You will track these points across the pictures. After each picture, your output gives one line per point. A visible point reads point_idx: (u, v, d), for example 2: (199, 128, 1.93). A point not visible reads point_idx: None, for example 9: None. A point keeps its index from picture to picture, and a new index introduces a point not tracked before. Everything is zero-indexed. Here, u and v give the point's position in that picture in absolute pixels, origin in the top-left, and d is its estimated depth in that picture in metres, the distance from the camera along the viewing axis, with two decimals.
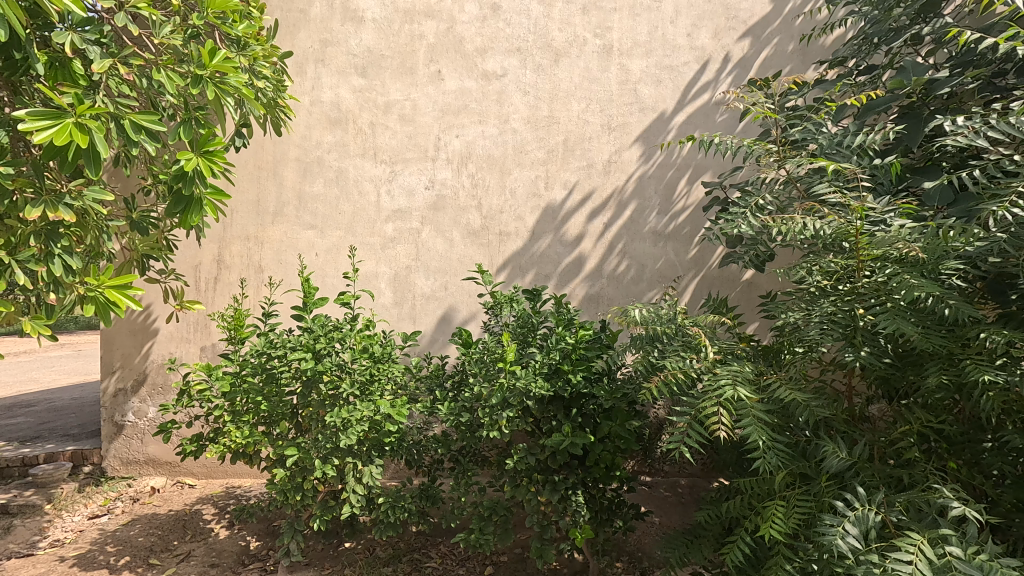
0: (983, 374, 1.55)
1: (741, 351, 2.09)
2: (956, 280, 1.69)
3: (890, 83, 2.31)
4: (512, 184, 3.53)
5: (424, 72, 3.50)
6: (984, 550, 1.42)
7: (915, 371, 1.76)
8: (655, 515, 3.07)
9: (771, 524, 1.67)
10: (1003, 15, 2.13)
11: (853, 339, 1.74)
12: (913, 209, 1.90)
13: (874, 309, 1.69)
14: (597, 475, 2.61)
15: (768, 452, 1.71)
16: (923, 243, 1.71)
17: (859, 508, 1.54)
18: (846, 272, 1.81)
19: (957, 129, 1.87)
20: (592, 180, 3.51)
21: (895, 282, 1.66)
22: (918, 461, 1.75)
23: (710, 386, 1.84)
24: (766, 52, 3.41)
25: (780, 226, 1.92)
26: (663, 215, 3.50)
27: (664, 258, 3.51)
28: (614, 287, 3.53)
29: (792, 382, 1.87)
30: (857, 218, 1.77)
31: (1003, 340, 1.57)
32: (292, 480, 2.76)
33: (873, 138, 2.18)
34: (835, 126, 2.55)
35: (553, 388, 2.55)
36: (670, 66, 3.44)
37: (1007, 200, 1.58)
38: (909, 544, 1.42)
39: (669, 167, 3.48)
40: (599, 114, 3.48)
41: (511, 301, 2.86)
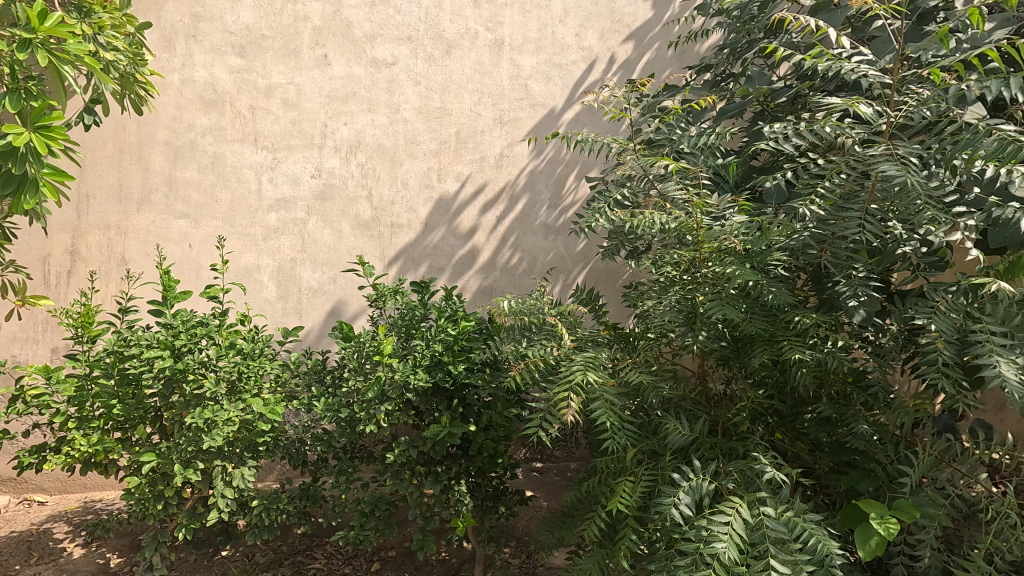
0: (795, 354, 1.76)
1: (601, 339, 2.20)
2: (780, 271, 1.90)
3: (738, 90, 2.51)
4: (403, 175, 3.47)
5: (309, 55, 3.32)
6: (792, 507, 1.63)
7: (746, 351, 1.97)
8: (541, 499, 3.17)
9: (620, 499, 1.80)
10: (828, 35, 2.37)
11: (693, 323, 1.92)
12: (747, 206, 2.08)
13: (710, 297, 1.87)
14: (480, 463, 2.64)
15: (618, 433, 1.86)
16: (749, 237, 1.91)
17: (694, 479, 1.70)
18: (690, 262, 1.98)
19: (772, 131, 2.02)
20: (483, 173, 3.53)
21: (727, 273, 1.84)
22: (752, 433, 1.95)
23: (567, 372, 1.94)
24: (647, 56, 3.55)
25: (634, 220, 2.05)
26: (553, 209, 3.59)
27: (554, 251, 3.60)
28: (506, 279, 3.59)
29: (643, 365, 2.03)
30: (697, 213, 1.94)
31: (812, 322, 1.80)
32: (153, 487, 2.57)
33: (719, 140, 2.38)
34: (696, 127, 2.72)
35: (433, 379, 2.52)
36: (559, 64, 3.50)
37: (812, 199, 1.80)
38: (729, 506, 1.59)
39: (557, 162, 3.56)
40: (491, 108, 3.48)
41: (394, 294, 2.81)
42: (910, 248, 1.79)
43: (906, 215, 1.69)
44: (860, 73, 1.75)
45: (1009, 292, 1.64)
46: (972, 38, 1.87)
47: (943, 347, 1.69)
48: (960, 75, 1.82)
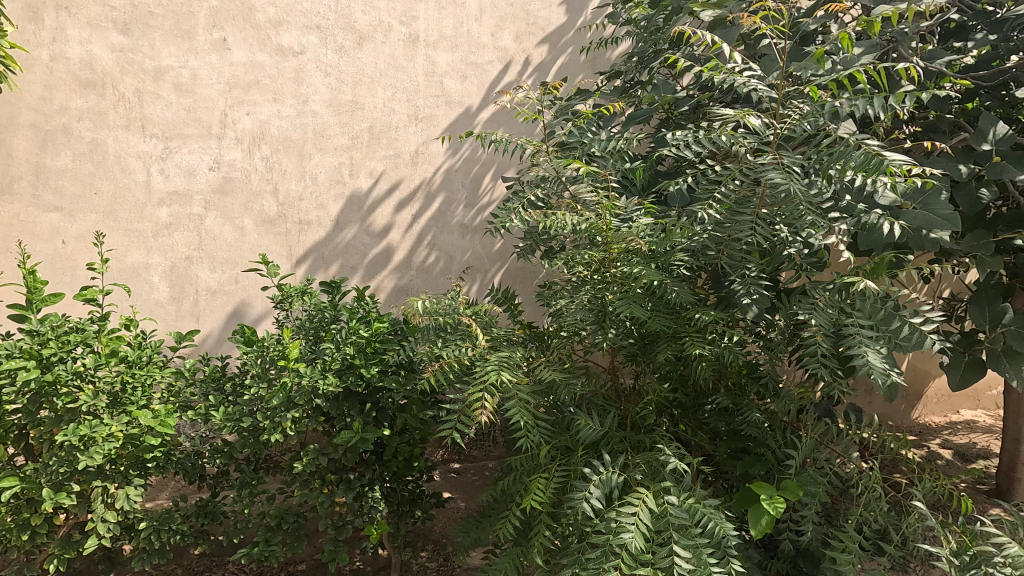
0: (695, 349, 1.87)
1: (516, 338, 2.22)
2: (682, 270, 2.01)
3: (644, 97, 2.60)
4: (312, 170, 3.30)
5: (205, 38, 3.06)
6: (694, 495, 1.72)
7: (651, 347, 2.07)
8: (458, 499, 3.13)
9: (534, 496, 1.84)
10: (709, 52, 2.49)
11: (603, 322, 1.99)
12: (651, 208, 2.18)
13: (618, 296, 1.95)
14: (395, 468, 2.57)
15: (531, 431, 1.89)
16: (654, 239, 2.00)
17: (604, 472, 1.76)
18: (600, 262, 2.05)
19: (674, 138, 2.13)
20: (398, 170, 3.43)
21: (634, 273, 1.92)
22: (657, 425, 2.05)
23: (481, 373, 1.94)
24: (561, 61, 3.62)
25: (546, 221, 2.09)
26: (470, 209, 3.57)
27: (471, 250, 3.59)
28: (422, 278, 3.53)
29: (555, 363, 2.07)
30: (606, 214, 2.01)
31: (711, 319, 1.92)
32: (17, 516, 2.27)
33: (627, 144, 2.46)
34: (606, 131, 2.80)
35: (344, 384, 2.41)
36: (474, 62, 3.48)
37: (710, 203, 1.92)
38: (636, 497, 1.66)
39: (474, 162, 3.54)
40: (405, 103, 3.40)
41: (302, 295, 2.68)
42: (794, 250, 1.96)
43: (791, 220, 1.84)
44: (750, 87, 1.88)
45: (874, 289, 1.84)
46: (844, 59, 2.04)
47: (821, 339, 1.86)
48: (835, 94, 1.96)
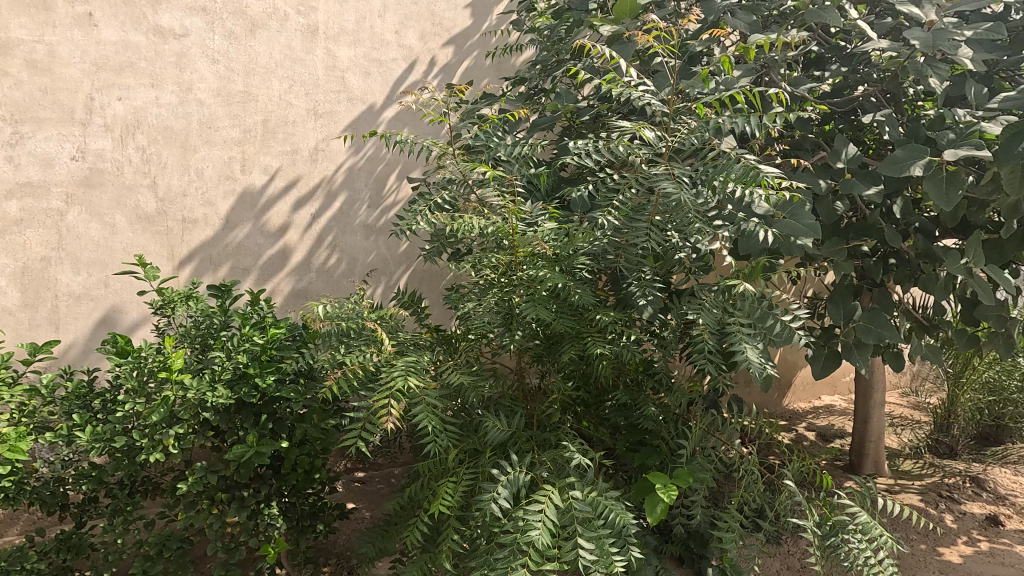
0: (597, 349, 1.95)
1: (423, 342, 2.19)
2: (584, 273, 2.09)
3: (547, 105, 2.67)
4: (197, 164, 3.04)
5: (66, 11, 2.71)
6: (596, 488, 1.80)
7: (556, 348, 2.13)
8: (362, 509, 3.01)
9: (442, 501, 1.83)
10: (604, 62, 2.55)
11: (510, 323, 2.03)
12: (556, 213, 2.24)
13: (525, 299, 2.00)
14: (294, 482, 2.41)
15: (439, 435, 1.88)
16: (558, 242, 2.07)
17: (511, 472, 1.79)
18: (507, 265, 2.09)
19: (575, 146, 2.22)
20: (295, 167, 3.26)
21: (539, 276, 1.98)
22: (562, 422, 2.12)
23: (387, 378, 1.91)
24: (466, 63, 3.63)
25: (453, 224, 2.10)
26: (374, 209, 3.47)
27: (375, 251, 3.48)
28: (323, 281, 3.37)
29: (463, 366, 2.07)
30: (512, 218, 2.06)
31: (611, 319, 2.02)
32: None
33: (532, 150, 2.51)
34: (512, 136, 2.83)
35: (236, 396, 2.24)
36: (377, 59, 3.39)
37: (608, 210, 2.02)
38: (543, 494, 1.70)
39: (378, 161, 3.45)
40: (303, 97, 3.23)
41: (186, 299, 2.47)
42: (684, 254, 2.12)
43: (681, 226, 1.99)
44: (645, 101, 2.00)
45: (752, 291, 2.03)
46: (725, 81, 2.23)
47: (707, 336, 2.02)
48: (718, 111, 2.14)
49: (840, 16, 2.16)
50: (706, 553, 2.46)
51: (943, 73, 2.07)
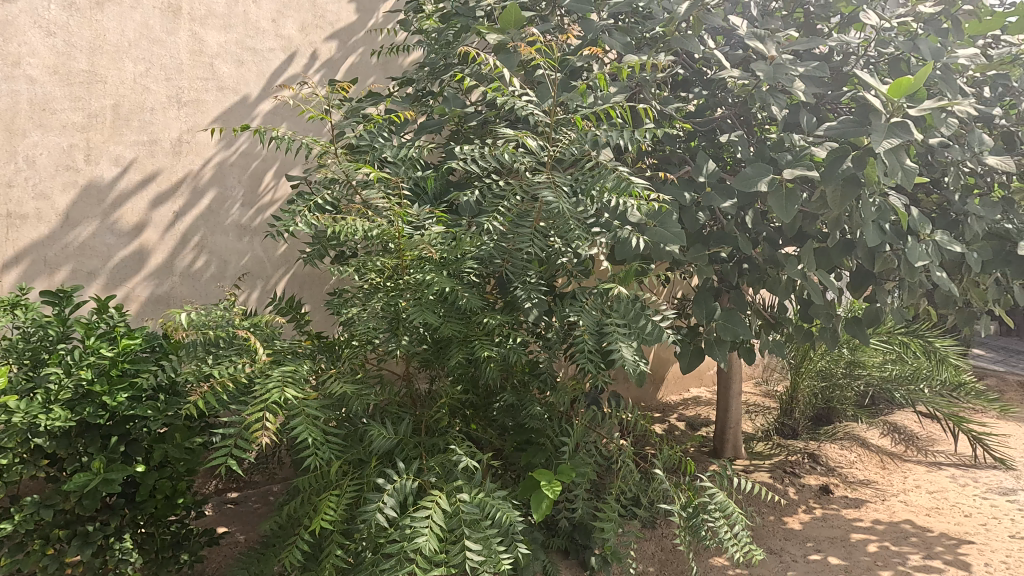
0: (483, 351, 1.98)
1: (302, 350, 2.08)
2: (471, 277, 2.11)
3: (435, 108, 2.64)
4: (27, 151, 2.64)
5: None
6: (484, 489, 1.82)
7: (444, 352, 2.13)
8: (236, 533, 2.76)
9: (323, 516, 1.75)
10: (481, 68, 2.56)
11: (396, 329, 1.99)
12: (442, 217, 2.24)
13: (411, 303, 1.98)
14: (152, 510, 2.13)
15: (320, 448, 1.79)
16: (444, 247, 2.08)
17: (398, 480, 1.76)
18: (393, 269, 2.07)
19: (461, 152, 2.24)
20: (153, 159, 2.93)
21: (426, 280, 1.98)
22: (450, 427, 2.12)
23: (261, 391, 1.79)
24: (352, 59, 3.49)
25: (334, 227, 2.03)
26: (248, 208, 3.20)
27: (250, 254, 3.21)
28: (188, 286, 3.06)
29: (346, 374, 2.00)
30: (397, 221, 2.04)
31: (497, 322, 2.05)
32: None
33: (420, 153, 2.48)
34: (398, 139, 2.78)
35: (79, 417, 1.97)
36: (252, 47, 3.16)
37: (493, 215, 2.06)
38: (429, 500, 1.69)
39: (252, 156, 3.20)
40: (164, 82, 2.92)
41: (12, 309, 2.13)
42: (566, 259, 2.22)
43: (562, 233, 2.08)
44: (528, 111, 2.08)
45: (626, 294, 2.18)
46: (602, 96, 2.37)
47: (587, 337, 2.13)
48: (595, 125, 2.27)
49: (699, 45, 2.39)
50: (589, 543, 2.58)
51: (782, 102, 2.37)
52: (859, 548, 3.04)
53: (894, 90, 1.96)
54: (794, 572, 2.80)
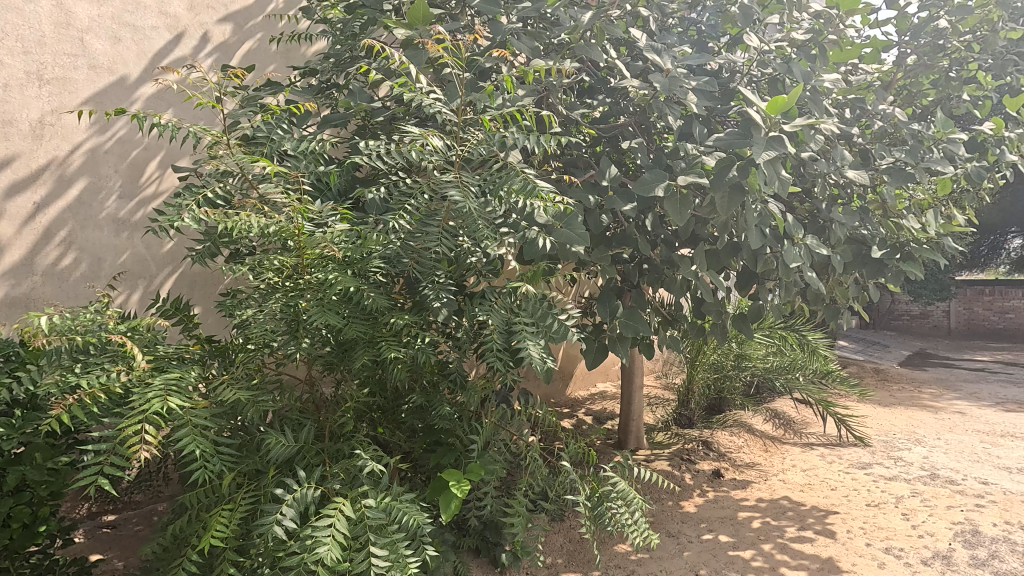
0: (390, 353, 1.93)
1: (190, 355, 1.93)
2: (377, 277, 2.06)
3: (339, 101, 2.54)
4: None
5: None
6: (390, 493, 1.79)
7: (348, 355, 2.06)
8: (113, 560, 2.50)
9: (214, 533, 1.63)
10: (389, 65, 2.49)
11: (296, 331, 1.90)
12: (347, 214, 2.17)
13: (312, 303, 1.90)
14: (7, 540, 1.88)
15: (210, 460, 1.67)
16: (348, 245, 2.01)
17: (299, 489, 1.68)
18: (293, 268, 1.97)
19: (366, 148, 2.17)
20: (9, 142, 2.59)
21: (328, 279, 1.90)
22: (355, 431, 2.06)
23: (140, 401, 1.63)
24: (248, 45, 3.28)
25: (226, 223, 1.90)
26: (126, 200, 2.90)
27: (130, 250, 2.91)
28: (53, 286, 2.71)
29: (240, 380, 1.88)
30: (297, 218, 1.95)
31: (405, 322, 2.01)
32: None
33: (323, 147, 2.38)
34: (300, 131, 2.65)
35: None
36: (131, 23, 2.88)
37: (400, 213, 2.03)
38: (332, 508, 1.63)
39: (131, 143, 2.92)
40: (21, 56, 2.58)
41: None
42: (476, 259, 2.22)
43: (470, 233, 2.08)
44: (436, 109, 2.06)
45: (534, 293, 2.23)
46: (511, 98, 2.39)
47: (496, 335, 2.15)
48: (503, 126, 2.29)
49: (602, 54, 2.49)
50: (500, 540, 2.61)
51: (677, 113, 2.52)
52: (745, 525, 3.31)
53: (771, 106, 2.15)
54: (689, 552, 2.99)
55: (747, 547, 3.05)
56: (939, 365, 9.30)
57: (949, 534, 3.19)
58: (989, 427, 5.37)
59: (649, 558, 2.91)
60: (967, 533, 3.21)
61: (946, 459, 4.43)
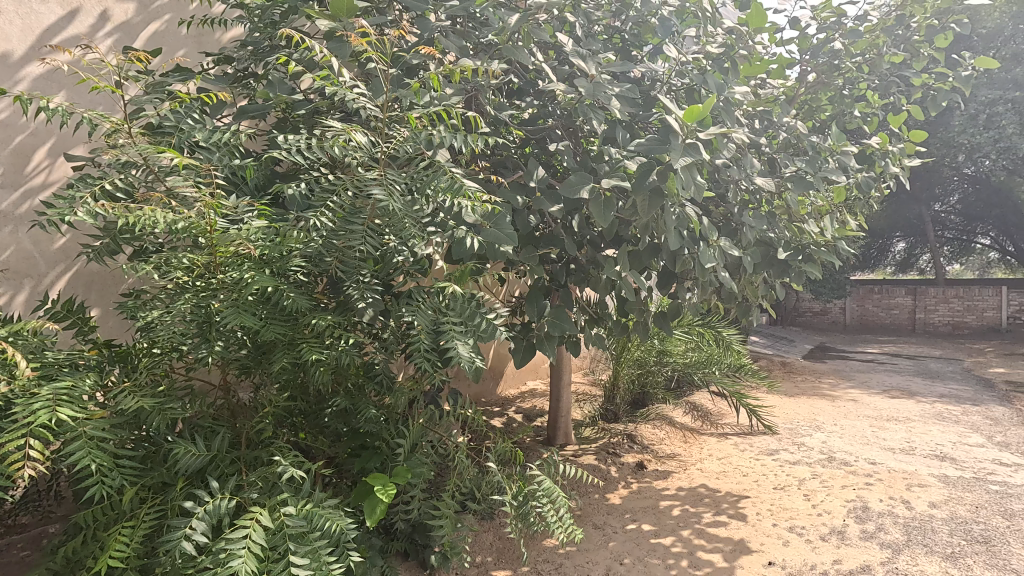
0: (311, 355, 1.86)
1: (85, 361, 1.77)
2: (297, 276, 1.98)
3: (257, 91, 2.41)
4: None
5: None
6: (311, 500, 1.73)
7: (266, 357, 1.97)
8: None
9: (113, 553, 1.51)
10: (311, 56, 2.39)
11: (207, 334, 1.80)
12: (265, 211, 2.07)
13: (225, 304, 1.79)
14: None
15: (107, 475, 1.54)
16: (266, 243, 1.91)
17: (210, 501, 1.59)
18: (204, 267, 1.86)
19: (284, 142, 2.08)
20: None
21: (243, 279, 1.80)
22: (274, 437, 1.97)
23: (23, 414, 1.48)
24: (156, 26, 3.05)
25: (127, 218, 1.76)
26: (10, 190, 2.63)
27: (14, 246, 2.64)
28: None
29: (143, 387, 1.75)
30: (209, 213, 1.84)
31: (327, 324, 1.95)
32: None
33: (239, 139, 2.25)
34: (213, 121, 2.49)
35: None
36: None
37: (322, 210, 1.96)
38: (248, 519, 1.55)
39: (15, 128, 2.64)
40: None
41: None
42: (402, 258, 2.18)
43: (396, 233, 2.05)
44: (360, 104, 2.01)
45: (461, 292, 2.23)
46: (438, 96, 2.36)
47: (423, 336, 2.12)
48: (430, 124, 2.27)
49: (529, 56, 2.51)
50: (428, 542, 2.59)
51: (601, 117, 2.60)
52: (666, 513, 3.47)
53: (688, 115, 2.25)
54: (614, 543, 3.09)
55: (667, 534, 3.20)
56: (836, 358, 10.17)
57: (843, 511, 3.49)
58: (878, 413, 5.94)
59: (576, 550, 2.99)
60: (858, 509, 3.53)
61: (841, 443, 4.85)
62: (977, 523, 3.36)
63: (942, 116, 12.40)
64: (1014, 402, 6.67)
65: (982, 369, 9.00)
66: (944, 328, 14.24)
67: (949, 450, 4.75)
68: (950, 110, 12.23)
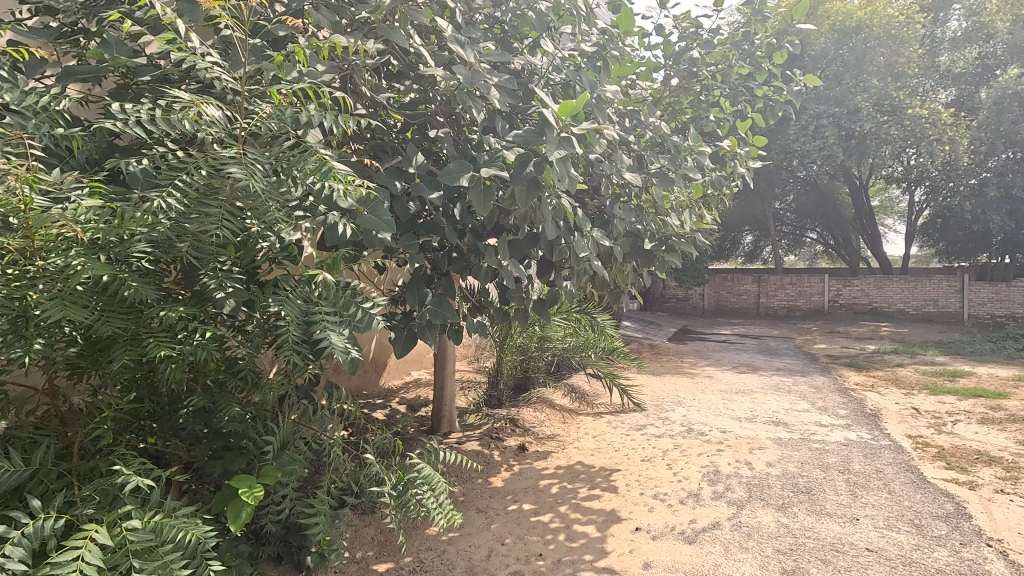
0: (158, 352, 1.68)
1: None
2: (140, 264, 1.76)
3: (86, 50, 2.07)
4: None
5: None
6: (161, 510, 1.56)
7: (103, 355, 1.74)
8: None
9: None
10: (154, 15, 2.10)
11: (24, 331, 1.54)
12: (100, 189, 1.81)
13: (46, 295, 1.55)
14: None
15: None
16: (100, 225, 1.68)
17: (30, 523, 1.38)
18: (17, 252, 1.59)
19: (121, 111, 1.82)
20: None
21: (68, 267, 1.57)
22: (114, 445, 1.76)
23: None
24: None
25: None
26: None
27: None
28: None
29: None
30: (22, 189, 1.57)
31: (177, 316, 1.76)
32: None
33: (62, 103, 1.92)
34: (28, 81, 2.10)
35: None
36: None
37: (169, 189, 1.75)
38: (80, 537, 1.37)
39: None
40: None
41: None
42: (268, 244, 2.03)
43: (259, 217, 1.90)
44: (214, 74, 1.82)
45: (334, 281, 2.13)
46: (308, 73, 2.20)
47: (291, 327, 2.00)
48: (298, 102, 2.12)
49: (407, 38, 2.44)
50: (303, 542, 2.47)
51: (480, 106, 2.60)
52: (545, 491, 3.63)
53: (563, 109, 2.33)
54: (496, 524, 3.18)
55: (546, 511, 3.36)
56: (696, 339, 11.28)
57: (698, 476, 3.90)
58: (728, 387, 6.70)
59: (458, 535, 3.03)
60: (711, 473, 3.96)
61: (698, 415, 5.40)
62: (802, 477, 3.92)
63: (780, 125, 14.16)
64: (831, 373, 7.87)
65: (809, 346, 10.49)
66: (781, 311, 16.38)
67: (782, 415, 5.49)
68: (787, 120, 13.95)
